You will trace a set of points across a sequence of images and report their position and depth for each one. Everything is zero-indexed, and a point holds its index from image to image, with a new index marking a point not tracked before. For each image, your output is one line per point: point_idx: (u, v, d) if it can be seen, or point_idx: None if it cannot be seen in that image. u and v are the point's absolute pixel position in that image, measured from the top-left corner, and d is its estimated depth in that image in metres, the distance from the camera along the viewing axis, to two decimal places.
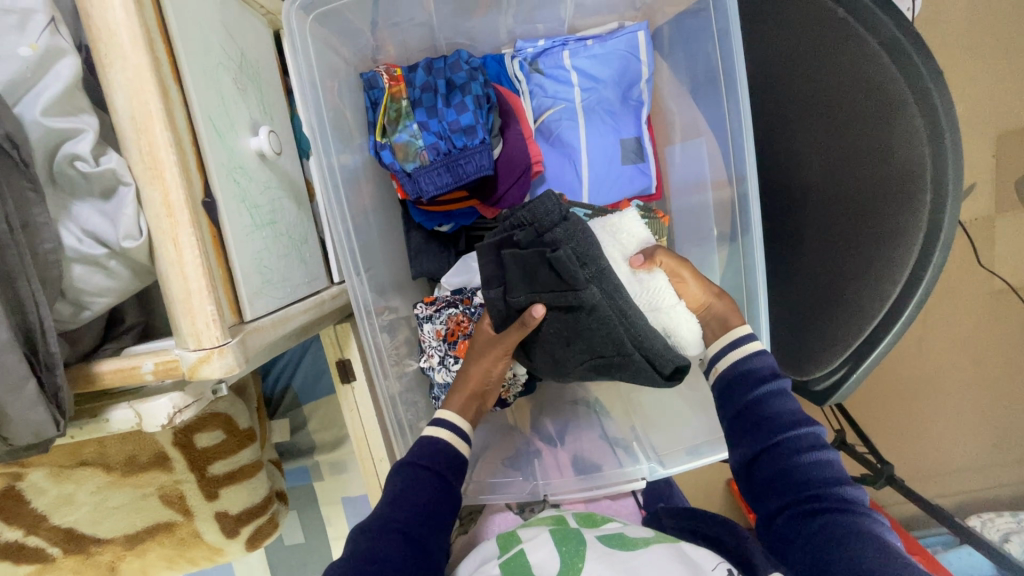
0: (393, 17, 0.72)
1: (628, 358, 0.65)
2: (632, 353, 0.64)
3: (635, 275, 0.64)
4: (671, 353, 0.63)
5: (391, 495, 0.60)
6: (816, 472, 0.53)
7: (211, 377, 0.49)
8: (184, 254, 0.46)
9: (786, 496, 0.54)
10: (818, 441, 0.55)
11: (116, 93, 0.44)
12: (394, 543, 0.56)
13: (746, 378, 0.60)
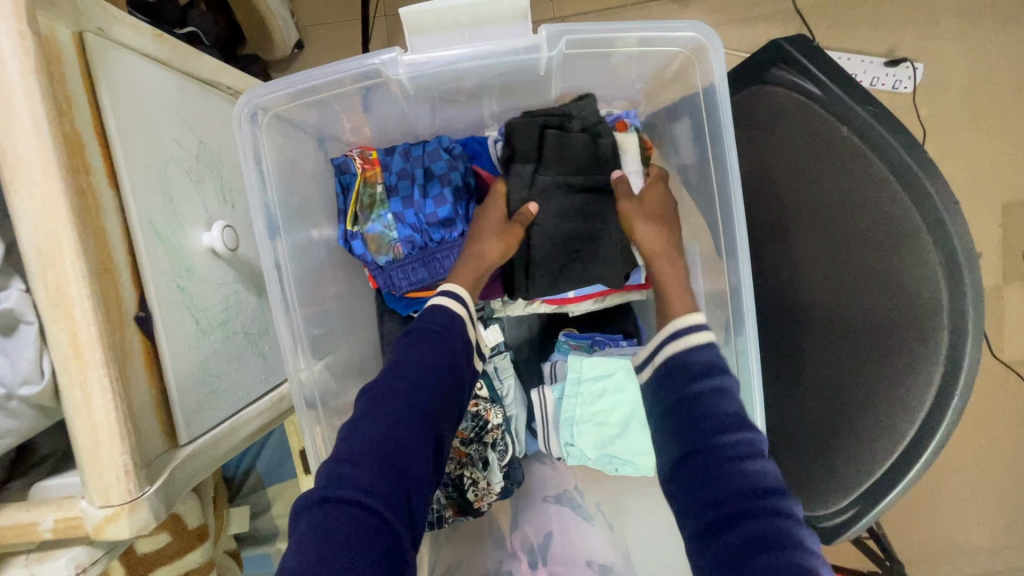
0: (366, 108, 0.67)
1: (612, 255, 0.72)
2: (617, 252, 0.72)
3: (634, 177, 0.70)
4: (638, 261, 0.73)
5: (392, 360, 0.55)
6: (743, 468, 0.47)
7: (118, 537, 0.42)
8: (93, 401, 0.40)
9: (705, 495, 0.46)
10: (757, 449, 0.48)
11: (22, 223, 0.39)
12: (400, 399, 0.50)
13: (692, 368, 0.55)
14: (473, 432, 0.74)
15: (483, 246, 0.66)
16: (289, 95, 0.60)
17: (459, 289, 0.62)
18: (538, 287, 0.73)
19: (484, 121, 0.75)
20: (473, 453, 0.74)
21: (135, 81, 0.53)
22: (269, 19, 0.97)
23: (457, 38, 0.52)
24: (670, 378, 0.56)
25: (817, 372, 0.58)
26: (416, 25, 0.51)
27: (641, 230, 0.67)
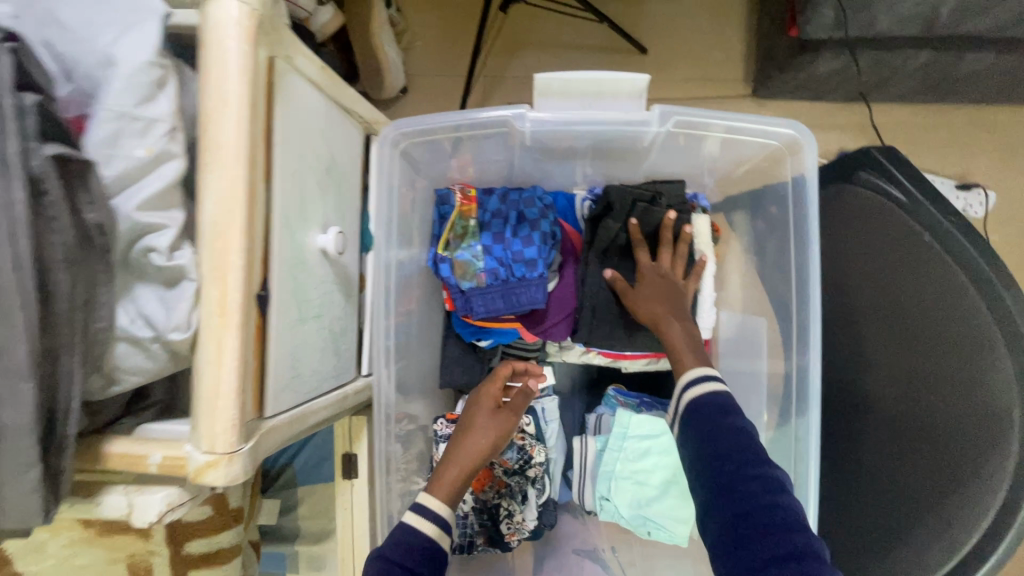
0: (478, 154, 0.76)
1: None
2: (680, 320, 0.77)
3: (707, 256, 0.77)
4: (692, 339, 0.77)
5: None
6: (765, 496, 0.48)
7: (212, 484, 0.47)
8: (224, 356, 0.46)
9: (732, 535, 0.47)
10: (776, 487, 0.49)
11: (208, 199, 0.47)
12: None
13: (704, 412, 0.57)
14: (516, 463, 0.74)
15: (472, 445, 0.66)
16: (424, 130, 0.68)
17: (432, 504, 0.61)
18: (597, 336, 0.78)
19: (572, 180, 0.83)
20: (514, 485, 0.74)
21: (299, 100, 0.62)
22: (383, 66, 1.10)
23: (584, 100, 0.59)
24: (687, 419, 0.58)
25: (878, 476, 0.62)
26: (552, 84, 0.58)
27: (644, 309, 0.72)
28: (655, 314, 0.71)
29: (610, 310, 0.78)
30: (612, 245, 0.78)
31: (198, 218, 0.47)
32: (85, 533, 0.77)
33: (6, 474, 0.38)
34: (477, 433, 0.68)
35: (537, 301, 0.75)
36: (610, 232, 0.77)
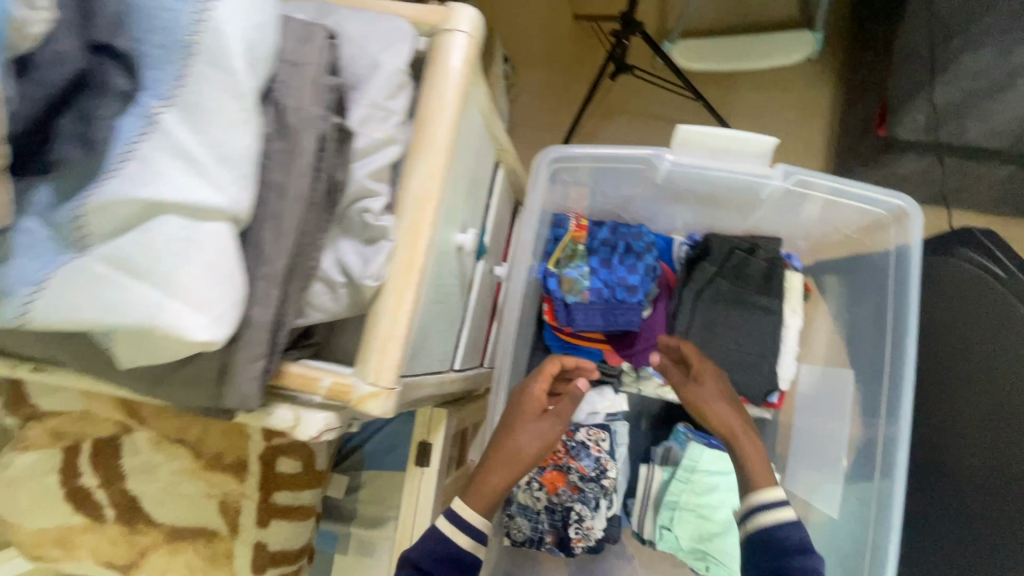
0: (604, 188, 0.82)
1: (759, 368, 0.82)
2: (764, 366, 0.83)
3: (796, 311, 0.83)
4: (769, 384, 0.82)
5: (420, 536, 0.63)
6: None
7: (370, 412, 0.55)
8: (403, 306, 0.56)
9: None
10: None
11: (413, 179, 0.57)
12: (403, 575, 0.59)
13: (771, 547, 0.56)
14: (592, 471, 0.80)
15: (515, 449, 0.68)
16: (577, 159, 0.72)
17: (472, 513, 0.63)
18: None
19: (673, 226, 0.90)
20: (590, 491, 0.79)
21: (469, 119, 0.74)
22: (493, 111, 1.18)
23: (712, 155, 0.67)
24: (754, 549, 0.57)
25: None
26: (688, 137, 0.66)
27: (704, 407, 0.71)
28: (719, 416, 0.69)
29: (697, 346, 0.84)
30: (706, 286, 0.85)
31: (401, 191, 0.58)
32: (192, 465, 0.85)
33: (241, 358, 0.47)
34: (522, 438, 0.69)
35: (633, 325, 0.83)
36: (707, 274, 0.84)
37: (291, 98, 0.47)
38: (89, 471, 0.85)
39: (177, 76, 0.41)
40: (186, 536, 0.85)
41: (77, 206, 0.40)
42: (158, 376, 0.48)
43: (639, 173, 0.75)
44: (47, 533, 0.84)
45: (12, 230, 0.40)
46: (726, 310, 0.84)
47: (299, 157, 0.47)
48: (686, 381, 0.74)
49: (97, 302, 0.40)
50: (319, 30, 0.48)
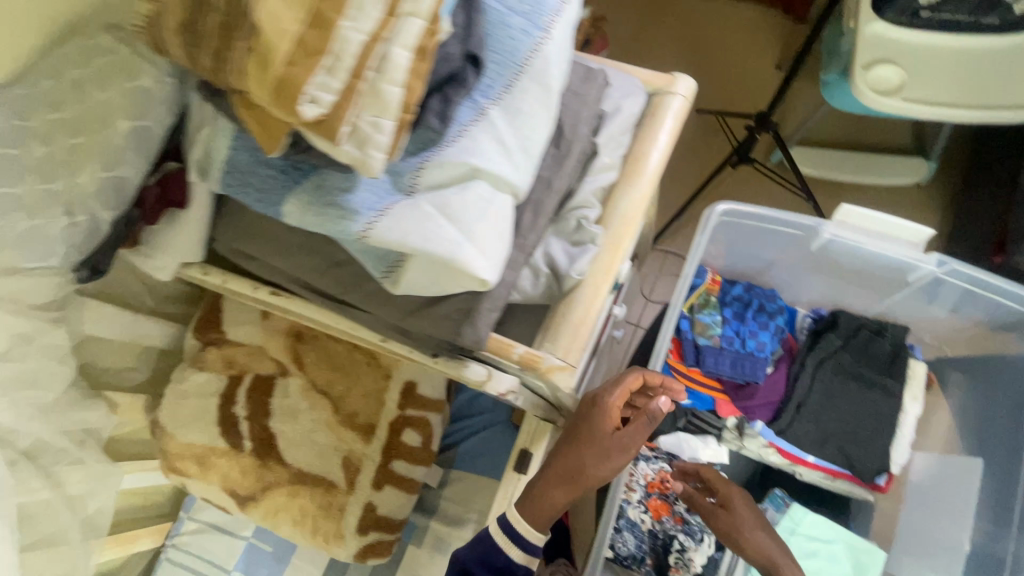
0: (749, 249, 0.90)
1: (873, 444, 0.86)
2: (878, 443, 0.86)
3: (916, 397, 0.87)
4: (880, 462, 0.86)
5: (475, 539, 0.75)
6: None
7: (555, 382, 0.64)
8: (596, 300, 0.66)
9: None
10: None
11: (622, 199, 0.69)
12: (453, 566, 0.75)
13: None
14: None
15: (577, 473, 0.71)
16: (742, 216, 0.81)
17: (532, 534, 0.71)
18: (797, 429, 0.88)
19: (798, 298, 0.98)
20: (695, 524, 0.86)
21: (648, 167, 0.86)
22: None
23: (869, 234, 0.75)
24: None
25: None
26: (849, 215, 0.74)
27: (741, 537, 0.75)
28: (755, 549, 0.74)
29: (814, 411, 0.89)
30: (829, 356, 0.90)
31: (611, 208, 0.69)
32: (329, 418, 0.95)
33: (483, 307, 0.57)
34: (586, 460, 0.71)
35: (757, 377, 0.89)
36: (832, 346, 0.90)
37: (569, 122, 0.60)
38: (242, 402, 0.95)
39: (510, 89, 0.55)
40: (307, 481, 0.93)
41: (420, 164, 0.53)
42: (413, 308, 0.59)
43: (790, 239, 0.83)
44: (192, 449, 0.94)
45: (365, 172, 0.53)
46: (845, 383, 0.89)
47: (566, 164, 0.59)
48: (716, 510, 0.78)
49: (419, 233, 0.51)
50: (597, 76, 0.62)
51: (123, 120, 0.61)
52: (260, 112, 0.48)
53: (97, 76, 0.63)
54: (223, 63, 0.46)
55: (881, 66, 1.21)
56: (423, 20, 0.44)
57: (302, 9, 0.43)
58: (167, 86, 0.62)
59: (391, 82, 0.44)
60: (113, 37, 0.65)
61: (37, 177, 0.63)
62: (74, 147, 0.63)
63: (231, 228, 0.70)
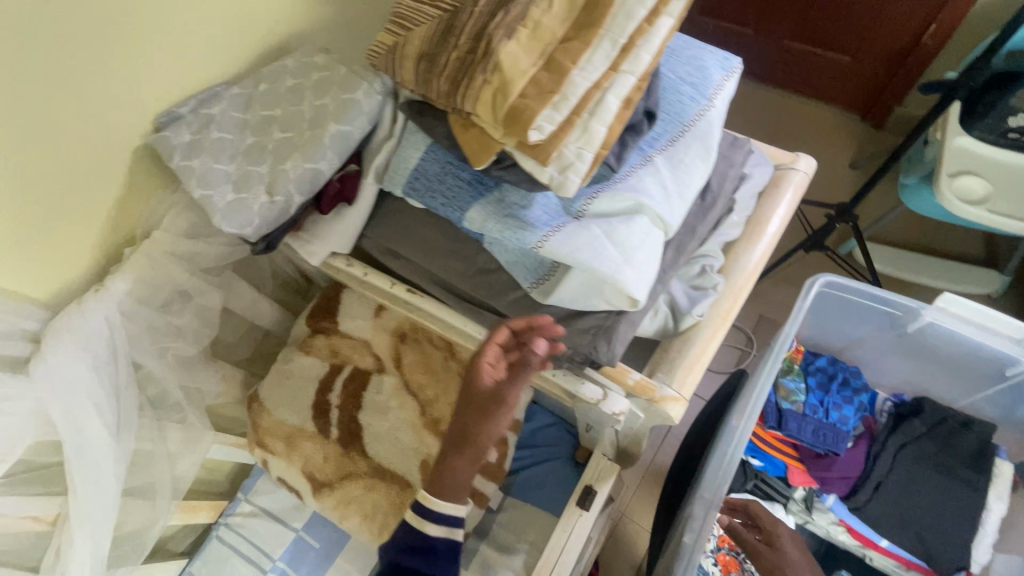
0: (840, 326, 0.96)
1: (954, 537, 0.86)
2: (960, 538, 0.86)
3: (1002, 497, 0.87)
4: (960, 558, 0.85)
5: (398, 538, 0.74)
6: None
7: (667, 411, 0.67)
8: (713, 341, 0.71)
9: None
10: None
11: (743, 255, 0.76)
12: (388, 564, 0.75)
13: None
14: None
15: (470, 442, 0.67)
16: (843, 292, 0.87)
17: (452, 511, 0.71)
18: (873, 509, 0.89)
19: (879, 380, 1.02)
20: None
21: None
22: None
23: (970, 325, 0.80)
24: None
25: None
26: (950, 304, 0.78)
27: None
28: None
29: (892, 494, 0.89)
30: (912, 440, 0.92)
31: (733, 263, 0.76)
32: (415, 419, 0.99)
33: (622, 328, 0.63)
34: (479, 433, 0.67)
35: (839, 449, 0.90)
36: (914, 431, 0.92)
37: (716, 181, 0.68)
38: (337, 391, 1.00)
39: (675, 144, 0.63)
40: (385, 477, 0.97)
41: (594, 195, 0.61)
42: (555, 319, 0.65)
43: (885, 319, 0.89)
44: (284, 427, 0.99)
45: (543, 194, 0.62)
46: (928, 470, 0.90)
47: (710, 215, 0.66)
48: (762, 546, 0.83)
49: (587, 250, 0.58)
50: (743, 145, 0.71)
51: (331, 123, 0.72)
52: (479, 133, 0.57)
53: (314, 87, 0.76)
54: (458, 88, 0.56)
55: (964, 177, 1.26)
56: (635, 77, 0.53)
57: (538, 56, 0.53)
58: (374, 100, 0.72)
59: (602, 122, 0.53)
60: (330, 59, 0.78)
61: (247, 160, 0.75)
62: (283, 139, 0.75)
63: (387, 228, 0.78)
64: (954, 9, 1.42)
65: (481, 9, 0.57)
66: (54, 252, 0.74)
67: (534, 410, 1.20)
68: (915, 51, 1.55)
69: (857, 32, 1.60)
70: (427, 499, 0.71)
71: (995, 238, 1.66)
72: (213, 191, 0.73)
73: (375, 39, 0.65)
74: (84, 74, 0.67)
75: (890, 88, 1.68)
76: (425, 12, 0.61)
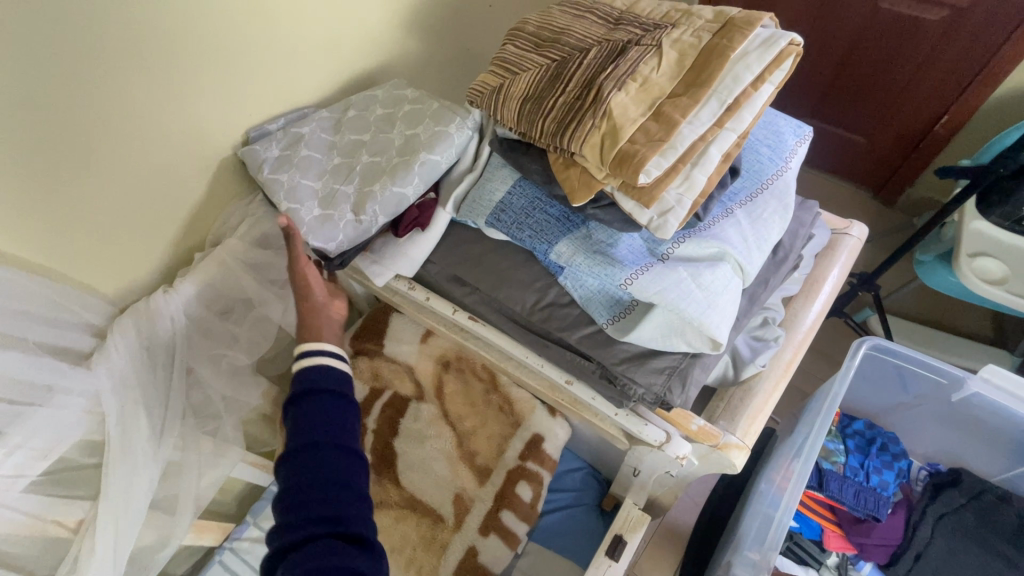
0: (876, 386, 1.00)
1: None
2: None
3: None
4: None
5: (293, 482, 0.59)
6: None
7: (731, 459, 0.67)
8: (775, 392, 0.73)
9: None
10: None
11: (801, 311, 0.79)
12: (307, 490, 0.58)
13: None
14: None
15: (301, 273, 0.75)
16: (885, 351, 0.91)
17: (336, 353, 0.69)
18: None
19: (914, 448, 1.04)
20: None
21: None
22: None
23: (1014, 398, 0.82)
24: None
25: None
26: (995, 375, 0.82)
27: None
28: None
29: (934, 565, 0.89)
30: (951, 512, 0.92)
31: (793, 319, 0.78)
32: (450, 451, 0.97)
33: (696, 371, 0.65)
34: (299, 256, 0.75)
35: (880, 514, 0.90)
36: (953, 502, 0.93)
37: (786, 239, 0.72)
38: (374, 415, 0.99)
39: (754, 200, 0.67)
40: (417, 508, 0.94)
41: (679, 240, 0.63)
42: (629, 356, 0.66)
43: (924, 381, 0.93)
44: None
45: (629, 234, 0.65)
46: (969, 544, 0.89)
47: (781, 269, 0.70)
48: None
49: (673, 290, 0.60)
50: (811, 208, 0.75)
51: (423, 151, 0.75)
52: (581, 172, 0.61)
53: (405, 118, 0.80)
54: (566, 129, 0.59)
55: (982, 259, 1.29)
56: (736, 135, 0.58)
57: (646, 106, 0.57)
58: (464, 135, 0.76)
59: (704, 172, 0.57)
60: (420, 93, 0.83)
61: (334, 179, 0.78)
62: (370, 162, 0.78)
63: (456, 255, 0.79)
64: (962, 106, 1.49)
65: (590, 62, 0.62)
66: (135, 248, 0.75)
67: (563, 453, 1.18)
68: (926, 140, 1.62)
69: (873, 116, 1.68)
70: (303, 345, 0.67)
71: (1004, 322, 1.68)
72: (301, 205, 0.76)
73: (477, 79, 0.70)
74: (193, 81, 0.70)
75: (900, 171, 1.74)
76: (531, 61, 0.67)
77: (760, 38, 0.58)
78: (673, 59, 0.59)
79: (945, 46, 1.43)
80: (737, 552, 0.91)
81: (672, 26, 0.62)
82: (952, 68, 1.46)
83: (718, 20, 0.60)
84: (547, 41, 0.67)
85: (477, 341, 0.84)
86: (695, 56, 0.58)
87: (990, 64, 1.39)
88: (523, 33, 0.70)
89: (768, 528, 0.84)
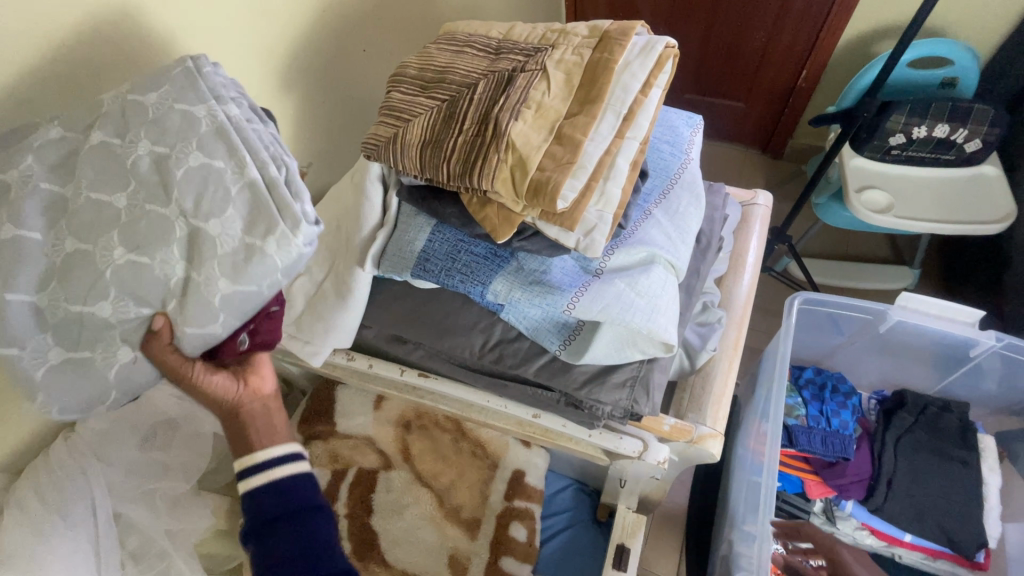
0: (813, 334, 1.07)
1: (967, 513, 0.92)
2: (971, 510, 0.92)
3: (991, 465, 0.95)
4: (973, 534, 0.91)
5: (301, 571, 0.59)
6: None
7: (709, 449, 0.68)
8: (731, 370, 0.74)
9: None
10: None
11: (734, 288, 0.82)
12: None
13: None
14: None
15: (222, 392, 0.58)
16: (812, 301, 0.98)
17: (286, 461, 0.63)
18: (892, 506, 0.93)
19: (859, 380, 1.12)
20: None
21: None
22: None
23: (932, 317, 0.93)
24: None
25: None
26: (910, 300, 0.91)
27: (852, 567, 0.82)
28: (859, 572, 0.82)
29: (904, 487, 0.94)
30: (906, 429, 0.98)
31: (728, 297, 0.81)
32: (433, 512, 0.92)
33: (655, 374, 0.65)
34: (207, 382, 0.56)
35: (848, 454, 0.95)
36: (906, 423, 0.98)
37: (705, 227, 0.75)
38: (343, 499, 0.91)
39: (668, 196, 0.69)
40: None
41: (608, 253, 0.63)
42: (590, 377, 0.65)
43: (853, 318, 1.01)
44: None
45: (560, 257, 0.64)
46: (926, 454, 0.96)
47: (707, 256, 0.72)
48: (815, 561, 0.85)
49: (616, 304, 0.60)
50: (718, 191, 0.79)
51: (224, 281, 0.48)
52: (498, 208, 0.60)
53: (187, 183, 0.48)
54: (471, 168, 0.57)
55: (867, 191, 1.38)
56: (638, 142, 0.59)
57: (547, 131, 0.56)
58: (289, 256, 0.48)
59: (617, 185, 0.57)
60: (225, 125, 0.50)
61: (69, 289, 0.47)
62: (130, 263, 0.48)
63: (390, 313, 0.74)
64: (817, 57, 1.62)
65: (480, 96, 0.60)
66: None
67: (548, 476, 1.16)
68: (794, 92, 1.74)
69: (745, 79, 1.80)
70: (258, 455, 0.61)
71: (895, 239, 1.82)
72: (20, 347, 0.47)
73: (369, 132, 0.66)
74: None
75: (779, 126, 1.87)
76: (421, 105, 0.64)
77: (638, 46, 0.60)
78: (561, 80, 0.59)
79: (789, 8, 1.55)
80: (737, 530, 0.91)
81: (552, 47, 0.62)
82: (799, 25, 1.58)
83: (594, 35, 0.61)
84: (432, 82, 0.65)
85: (433, 396, 0.80)
86: (581, 73, 0.59)
87: (830, 15, 1.52)
88: (405, 77, 0.68)
89: (757, 498, 0.87)
